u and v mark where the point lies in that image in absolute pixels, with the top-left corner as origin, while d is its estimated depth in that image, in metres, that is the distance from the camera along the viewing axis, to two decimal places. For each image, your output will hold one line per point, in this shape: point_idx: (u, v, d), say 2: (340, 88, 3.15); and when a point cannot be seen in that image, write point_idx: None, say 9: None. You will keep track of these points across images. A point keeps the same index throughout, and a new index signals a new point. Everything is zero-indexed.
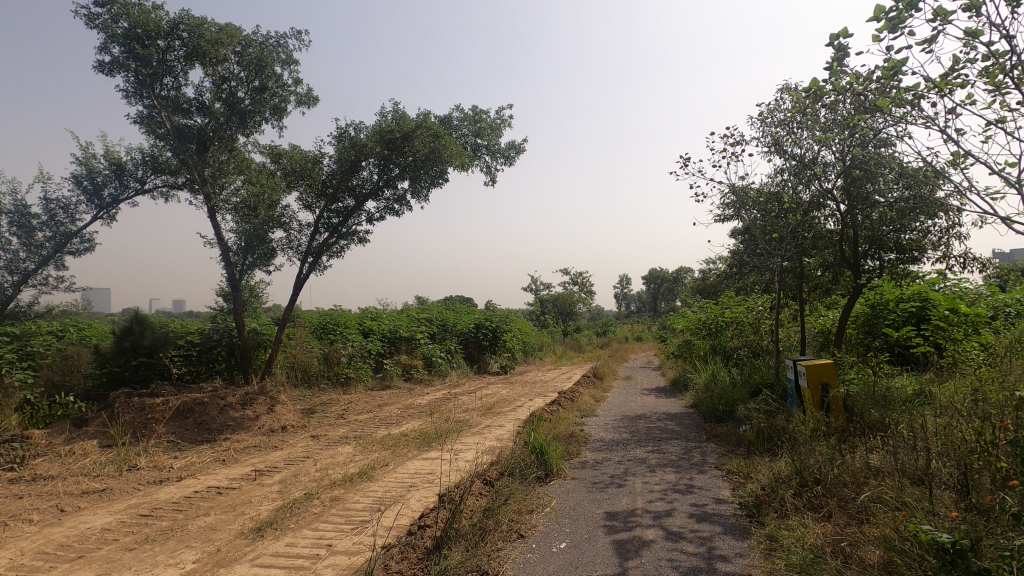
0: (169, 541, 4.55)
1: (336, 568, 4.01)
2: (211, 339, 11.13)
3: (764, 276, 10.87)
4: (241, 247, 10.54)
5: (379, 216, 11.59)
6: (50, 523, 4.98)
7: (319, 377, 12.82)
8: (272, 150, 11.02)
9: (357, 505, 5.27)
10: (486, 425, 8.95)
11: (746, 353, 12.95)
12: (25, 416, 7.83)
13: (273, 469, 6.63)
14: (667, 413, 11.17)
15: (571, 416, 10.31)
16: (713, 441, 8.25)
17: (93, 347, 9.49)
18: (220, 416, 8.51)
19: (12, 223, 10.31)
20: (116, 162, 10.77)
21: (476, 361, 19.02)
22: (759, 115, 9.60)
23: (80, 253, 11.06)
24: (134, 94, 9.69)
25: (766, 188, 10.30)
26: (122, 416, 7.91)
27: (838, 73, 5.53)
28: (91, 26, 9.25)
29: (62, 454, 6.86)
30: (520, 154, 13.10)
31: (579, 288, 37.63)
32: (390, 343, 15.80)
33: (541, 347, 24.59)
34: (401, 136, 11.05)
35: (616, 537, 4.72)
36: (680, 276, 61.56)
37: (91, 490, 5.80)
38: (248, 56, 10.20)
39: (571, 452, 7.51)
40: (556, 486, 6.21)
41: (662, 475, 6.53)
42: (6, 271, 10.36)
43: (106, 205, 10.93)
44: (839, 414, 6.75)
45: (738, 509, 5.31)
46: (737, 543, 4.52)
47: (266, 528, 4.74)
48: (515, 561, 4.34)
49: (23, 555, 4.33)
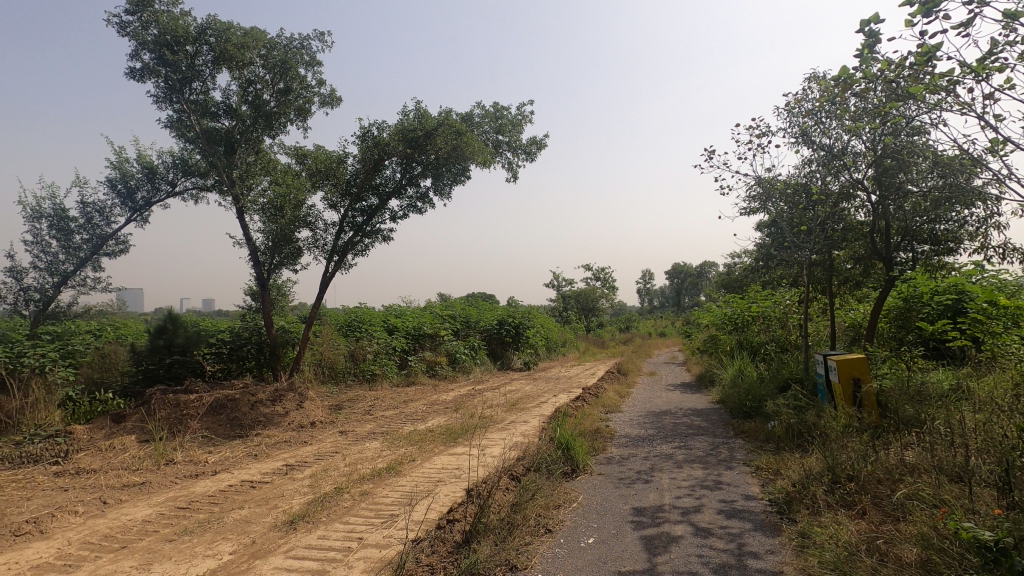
0: (206, 533, 4.69)
1: (367, 561, 4.09)
2: (241, 337, 11.39)
3: (792, 270, 10.65)
4: (268, 246, 10.78)
5: (402, 215, 11.70)
6: (94, 514, 5.18)
7: (346, 373, 13.05)
8: (298, 151, 11.19)
9: (386, 499, 5.35)
10: (512, 420, 8.99)
11: (773, 348, 12.73)
12: (68, 412, 8.16)
13: (304, 464, 6.76)
14: (692, 408, 11.09)
15: (596, 411, 10.27)
16: (741, 436, 8.15)
17: (130, 347, 9.81)
18: (251, 412, 8.67)
19: (52, 227, 10.73)
20: (148, 166, 11.06)
21: (499, 357, 19.12)
22: (786, 105, 9.43)
23: (115, 254, 11.42)
24: (164, 99, 9.97)
25: (793, 179, 10.07)
26: (158, 412, 8.16)
27: (869, 61, 5.43)
28: (123, 34, 9.53)
29: (102, 449, 7.10)
30: (541, 150, 13.06)
31: (602, 283, 37.48)
32: (414, 340, 15.99)
33: (564, 343, 24.57)
34: (423, 134, 11.13)
35: (644, 533, 4.71)
36: (704, 272, 60.89)
37: (131, 484, 6.00)
38: (273, 59, 10.37)
39: (597, 448, 7.50)
40: (583, 482, 6.22)
41: (690, 472, 6.48)
42: (46, 273, 10.78)
43: (139, 208, 11.27)
44: (872, 410, 6.58)
45: (768, 506, 5.25)
46: (768, 540, 4.46)
47: (298, 521, 4.86)
48: (543, 555, 4.35)
49: (69, 545, 4.51)
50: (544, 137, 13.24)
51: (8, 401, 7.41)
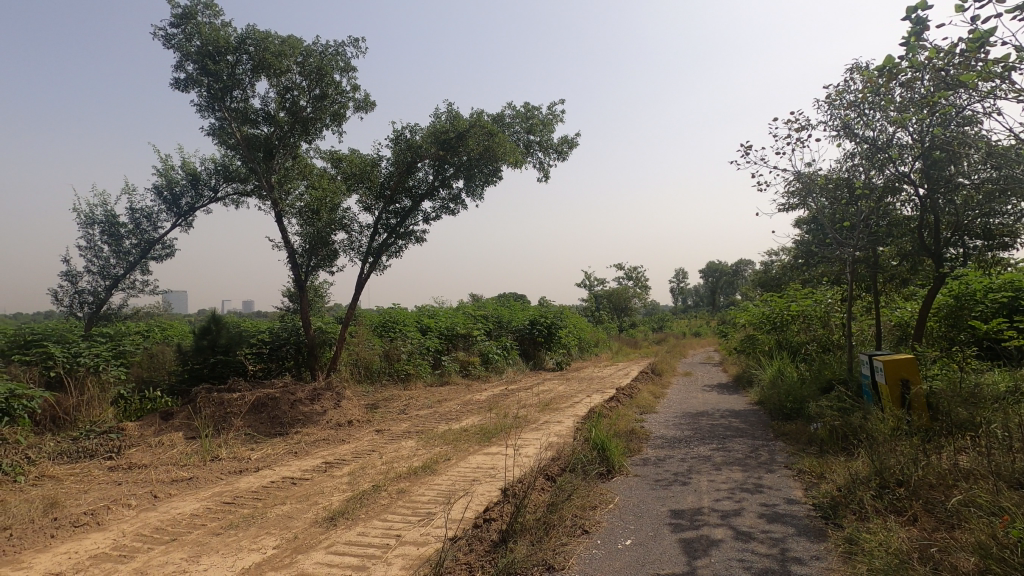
0: (250, 528, 4.83)
1: (405, 558, 4.15)
2: (280, 338, 11.69)
3: (834, 267, 10.32)
4: (305, 249, 11.06)
5: (435, 216, 11.82)
6: (146, 507, 5.41)
7: (381, 373, 13.25)
8: (333, 156, 11.43)
9: (422, 497, 5.42)
10: (546, 420, 8.98)
11: (814, 349, 12.35)
12: (120, 409, 8.56)
13: (342, 462, 6.90)
14: (730, 409, 10.84)
15: (630, 411, 10.17)
16: (782, 439, 7.94)
17: (176, 347, 10.21)
18: (291, 410, 8.90)
19: (104, 232, 11.26)
20: (192, 172, 11.49)
21: (532, 357, 19.12)
22: (826, 98, 9.14)
23: (162, 258, 11.88)
24: (207, 108, 10.31)
25: (834, 174, 9.71)
26: (203, 410, 8.47)
27: (916, 49, 5.25)
28: (168, 46, 9.91)
29: (152, 444, 7.40)
30: (573, 149, 13.01)
31: (634, 283, 37.08)
32: (447, 340, 16.14)
33: (597, 343, 24.40)
34: (455, 135, 11.20)
35: (683, 535, 4.64)
36: (740, 270, 59.52)
37: (179, 479, 6.24)
38: (310, 66, 10.62)
39: (632, 449, 7.41)
40: (619, 483, 6.15)
41: (729, 474, 6.35)
42: (99, 276, 11.32)
43: (184, 213, 11.70)
44: (922, 412, 6.33)
45: (812, 510, 5.10)
46: (812, 545, 4.33)
47: (338, 518, 4.95)
48: (581, 556, 4.33)
49: (124, 536, 4.72)
50: (576, 136, 13.20)
51: (66, 398, 7.76)
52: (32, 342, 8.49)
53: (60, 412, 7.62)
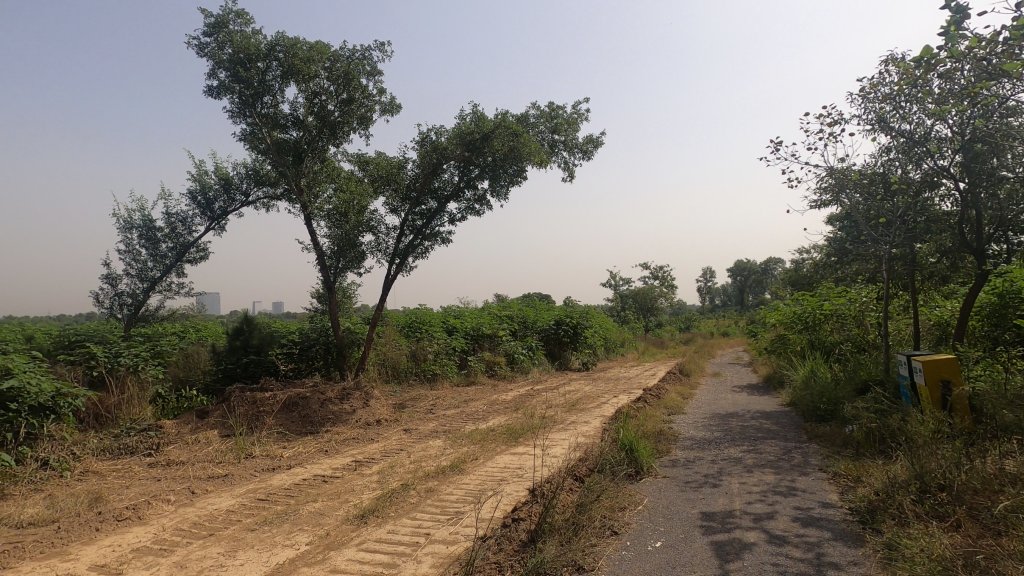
0: (284, 524, 4.94)
1: (435, 556, 4.19)
2: (310, 338, 11.89)
3: (869, 265, 10.03)
4: (334, 251, 11.27)
5: (460, 217, 11.89)
6: (184, 503, 5.58)
7: (407, 373, 13.38)
8: (360, 158, 11.60)
9: (451, 496, 5.46)
10: (573, 420, 8.95)
11: (848, 349, 12.01)
12: (159, 407, 8.84)
13: (371, 461, 6.99)
14: (761, 411, 10.63)
15: (658, 412, 10.07)
16: (816, 441, 7.75)
17: (210, 347, 10.50)
18: (321, 409, 9.05)
19: (142, 236, 11.66)
20: (224, 177, 11.80)
21: (557, 357, 19.07)
22: (860, 91, 8.90)
23: (196, 261, 12.22)
24: (238, 114, 10.55)
25: (869, 169, 9.44)
26: (237, 408, 8.69)
27: (956, 38, 5.11)
28: (202, 55, 10.19)
29: (189, 442, 7.62)
30: (598, 148, 12.94)
31: (661, 283, 36.67)
32: (473, 340, 16.23)
33: (623, 343, 24.20)
34: (480, 136, 11.24)
35: (714, 538, 4.57)
36: (770, 269, 58.23)
37: (216, 475, 6.42)
38: (337, 71, 10.77)
39: (661, 450, 7.33)
40: (648, 485, 6.09)
41: (761, 476, 6.23)
42: (137, 279, 11.72)
43: (217, 217, 12.01)
44: (964, 415, 6.12)
45: (849, 514, 4.96)
46: (850, 550, 4.22)
47: (368, 516, 5.02)
48: (610, 557, 4.31)
49: (164, 530, 4.87)
50: (601, 134, 13.12)
51: (108, 397, 8.04)
52: (76, 342, 8.85)
53: (102, 410, 7.90)
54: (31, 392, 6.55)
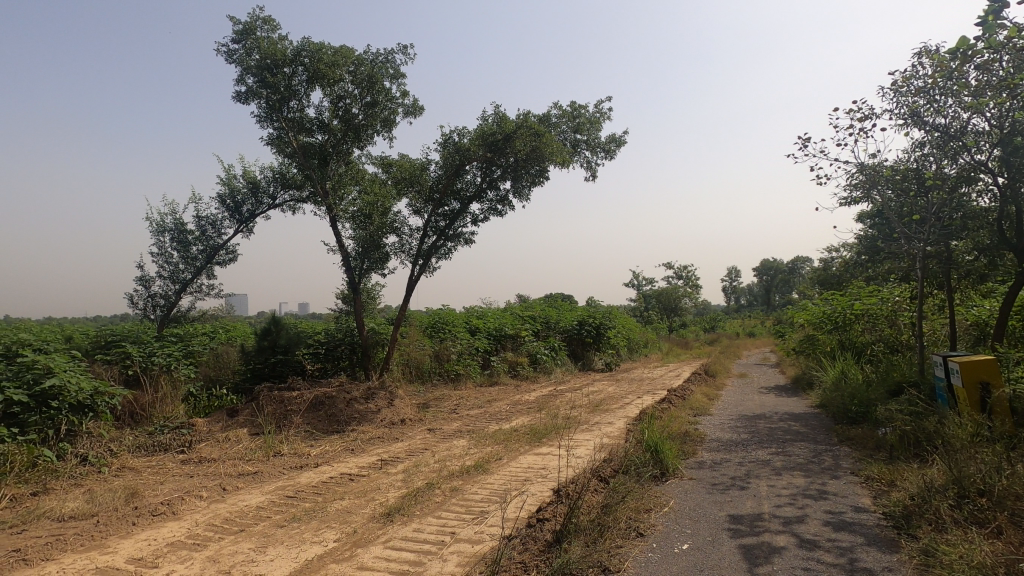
0: (312, 521, 5.03)
1: (461, 555, 4.22)
2: (336, 338, 12.06)
3: (902, 264, 9.76)
4: (358, 253, 11.42)
5: (483, 217, 11.93)
6: (216, 499, 5.72)
7: (431, 373, 13.49)
8: (384, 161, 11.73)
9: (475, 496, 5.48)
10: (596, 421, 8.90)
11: (880, 349, 11.70)
12: (191, 405, 9.09)
13: (396, 459, 7.07)
14: (789, 413, 10.43)
15: (683, 413, 9.95)
16: (847, 444, 7.57)
17: (240, 347, 10.75)
18: (347, 408, 9.17)
19: (174, 239, 11.98)
20: (252, 181, 12.05)
21: (580, 358, 18.99)
22: (892, 85, 8.66)
23: (225, 263, 12.50)
24: (266, 118, 10.76)
25: (901, 165, 9.18)
26: (266, 407, 8.87)
27: (994, 27, 4.99)
28: (230, 62, 10.43)
29: (220, 440, 7.80)
30: (621, 147, 12.85)
31: (685, 282, 36.25)
32: (496, 340, 16.28)
33: (646, 343, 23.99)
34: (503, 137, 11.23)
35: (743, 541, 4.50)
36: (798, 268, 56.97)
37: (246, 473, 6.57)
38: (361, 74, 10.90)
39: (686, 452, 7.25)
40: (674, 487, 6.02)
41: (790, 479, 6.11)
42: (170, 280, 12.04)
43: (245, 220, 12.28)
44: (1004, 418, 5.92)
45: (883, 519, 4.84)
46: (885, 556, 4.11)
47: (394, 514, 5.08)
48: (636, 559, 4.28)
49: (197, 526, 5.00)
50: (624, 133, 13.03)
51: (143, 395, 8.30)
52: (112, 342, 9.13)
53: (137, 408, 8.15)
54: (71, 390, 6.79)
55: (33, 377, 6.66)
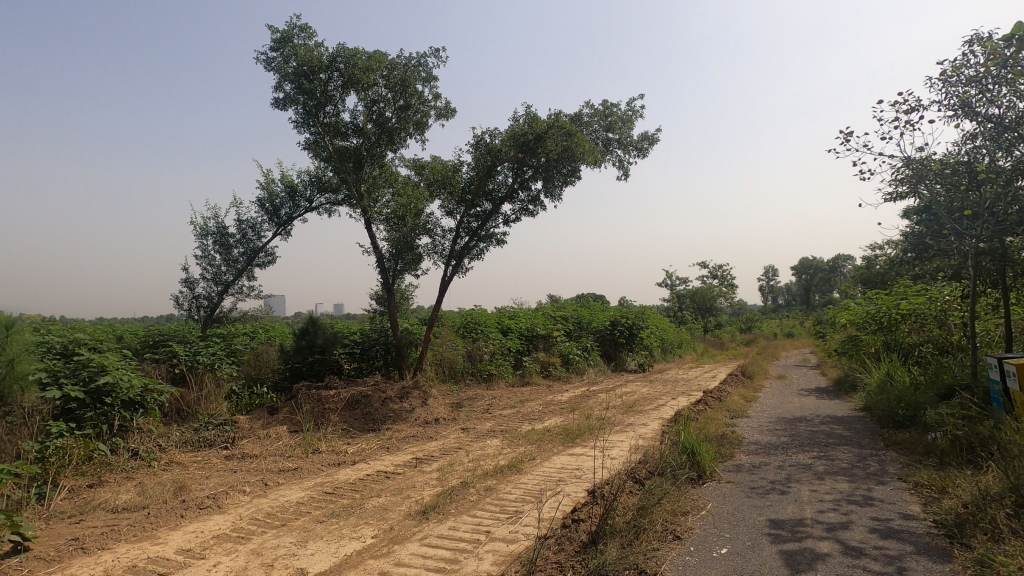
0: (351, 517, 5.13)
1: (496, 554, 4.24)
2: (371, 338, 12.25)
3: (952, 261, 9.35)
4: (392, 254, 11.60)
5: (515, 218, 11.97)
6: (258, 494, 5.90)
7: (464, 373, 13.59)
8: (417, 163, 11.88)
9: (510, 496, 5.50)
10: (631, 422, 8.81)
11: (930, 350, 11.21)
12: (234, 403, 9.41)
13: (431, 458, 7.14)
14: (831, 416, 10.11)
15: (720, 415, 9.75)
16: (894, 449, 7.29)
17: (279, 347, 11.07)
18: (382, 407, 9.33)
19: (216, 242, 12.41)
20: (290, 185, 12.38)
21: (613, 359, 18.83)
22: (940, 75, 8.29)
23: (265, 265, 12.86)
24: (303, 124, 11.03)
25: (951, 158, 8.80)
26: (305, 405, 9.11)
27: None
28: (269, 70, 10.73)
29: (261, 437, 8.03)
30: (653, 145, 12.71)
31: (720, 281, 35.55)
32: (528, 341, 16.29)
33: (680, 344, 23.62)
34: (534, 137, 11.23)
35: (784, 547, 4.39)
36: (838, 266, 55.11)
37: (286, 469, 6.75)
38: (394, 78, 11.08)
39: (724, 455, 7.10)
40: (711, 490, 5.92)
41: (834, 484, 5.93)
42: (213, 282, 12.47)
43: (283, 223, 12.62)
44: None
45: (934, 527, 4.65)
46: (936, 566, 3.95)
47: (430, 512, 5.14)
48: (673, 562, 4.22)
49: (241, 519, 5.16)
50: (656, 131, 12.88)
51: (188, 393, 8.63)
52: (159, 342, 9.51)
53: (183, 405, 8.48)
54: (123, 387, 7.07)
55: (88, 374, 6.97)
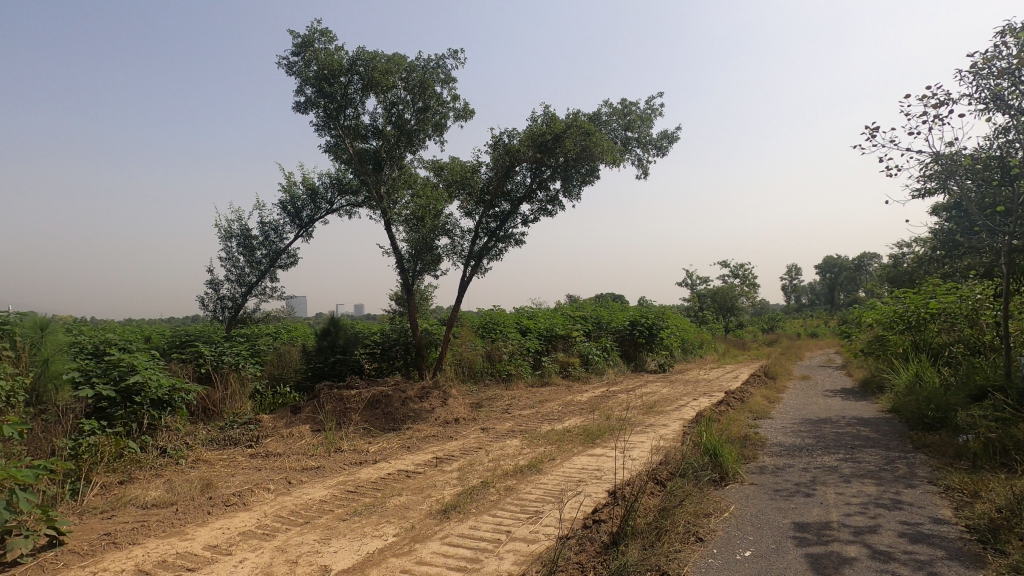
0: (373, 516, 5.19)
1: (517, 554, 4.24)
2: (391, 338, 12.37)
3: (984, 259, 9.08)
4: (412, 255, 11.70)
5: (533, 218, 11.96)
6: (282, 492, 5.99)
7: (483, 373, 13.63)
8: (436, 164, 11.94)
9: (530, 496, 5.50)
10: (651, 423, 8.74)
11: (959, 351, 10.80)
12: (258, 402, 9.59)
13: (451, 458, 7.18)
14: (858, 417, 9.91)
15: (743, 416, 9.63)
16: (924, 451, 7.12)
17: (302, 347, 11.25)
18: (403, 407, 9.40)
19: (240, 245, 12.64)
20: (311, 188, 12.56)
21: (632, 359, 18.71)
22: (970, 67, 8.08)
23: (287, 267, 13.06)
24: (324, 127, 11.17)
25: (982, 153, 8.55)
26: (326, 405, 9.23)
27: None
28: (291, 74, 10.90)
29: (285, 436, 8.16)
30: (673, 144, 12.60)
31: (741, 281, 35.06)
32: (547, 341, 16.27)
33: (701, 344, 23.35)
34: (553, 137, 11.22)
35: (810, 550, 4.32)
36: (864, 265, 53.95)
37: (309, 468, 6.84)
38: (413, 80, 11.16)
39: (747, 456, 7.01)
40: (734, 492, 5.84)
41: (861, 487, 5.80)
42: (237, 283, 12.71)
43: (305, 225, 12.79)
44: None
45: (966, 532, 4.52)
46: (969, 572, 3.84)
47: (451, 511, 5.17)
48: (696, 564, 4.18)
49: (266, 517, 5.25)
50: (676, 130, 12.76)
51: (214, 392, 8.80)
52: (186, 342, 9.73)
53: (209, 404, 8.65)
54: (152, 386, 7.28)
55: (119, 373, 7.17)
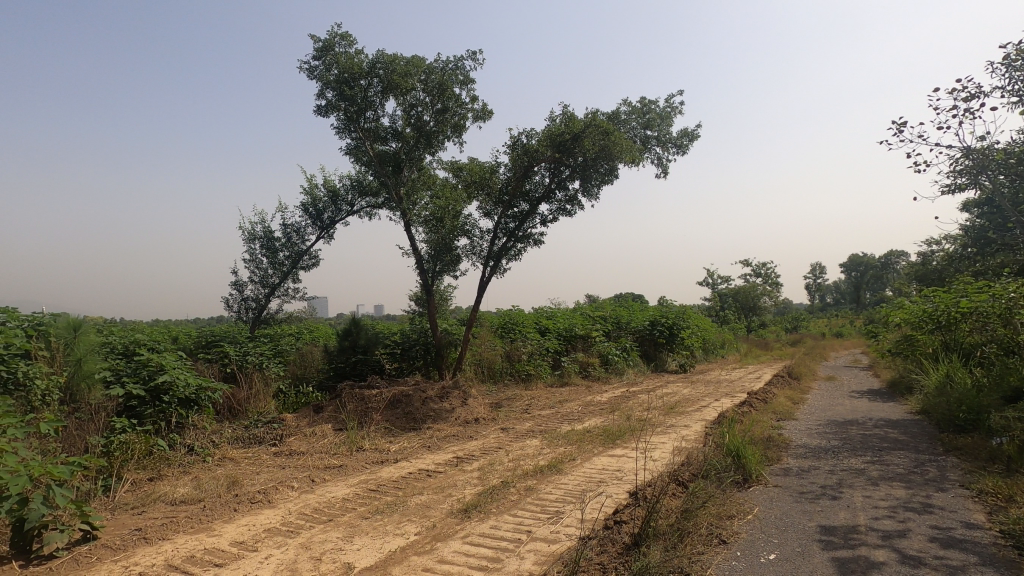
0: (394, 514, 5.23)
1: (538, 553, 4.25)
2: (411, 338, 12.47)
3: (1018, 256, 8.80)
4: (431, 255, 11.83)
5: (552, 218, 11.94)
6: (306, 490, 6.08)
7: (502, 373, 13.65)
8: (454, 165, 11.99)
9: (550, 496, 5.50)
10: (672, 424, 8.65)
11: (992, 351, 10.47)
12: (281, 402, 9.75)
13: (471, 458, 7.21)
14: (885, 419, 9.69)
15: (766, 417, 9.48)
16: (955, 454, 6.93)
17: (324, 347, 11.40)
18: (423, 406, 9.47)
19: (263, 246, 12.86)
20: (332, 190, 12.72)
21: (652, 359, 18.55)
22: (1003, 58, 7.83)
23: (309, 268, 13.24)
24: (344, 129, 11.31)
25: (1016, 147, 8.28)
26: (348, 404, 9.34)
27: None
28: (312, 78, 11.05)
29: (307, 434, 8.28)
30: (693, 142, 12.47)
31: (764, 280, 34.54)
32: (566, 341, 16.22)
33: (723, 344, 23.05)
34: (571, 137, 11.19)
35: (836, 554, 4.24)
36: (891, 263, 52.71)
37: (331, 466, 6.93)
38: (431, 82, 11.24)
39: (770, 458, 6.91)
40: (758, 494, 5.76)
41: (889, 490, 5.67)
42: (260, 284, 12.94)
43: (326, 227, 12.97)
44: None
45: (1000, 537, 4.40)
46: None
47: (471, 511, 5.20)
48: (719, 567, 4.14)
49: (291, 514, 5.34)
50: (697, 127, 12.62)
51: (240, 391, 8.95)
52: (212, 342, 9.92)
53: (235, 402, 8.79)
54: (180, 386, 7.44)
55: (148, 373, 7.35)
